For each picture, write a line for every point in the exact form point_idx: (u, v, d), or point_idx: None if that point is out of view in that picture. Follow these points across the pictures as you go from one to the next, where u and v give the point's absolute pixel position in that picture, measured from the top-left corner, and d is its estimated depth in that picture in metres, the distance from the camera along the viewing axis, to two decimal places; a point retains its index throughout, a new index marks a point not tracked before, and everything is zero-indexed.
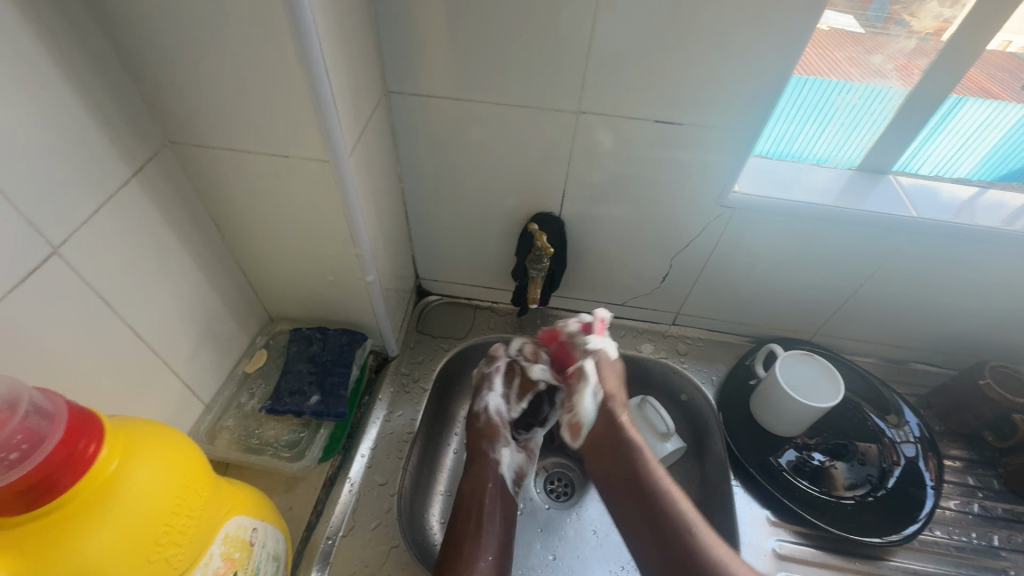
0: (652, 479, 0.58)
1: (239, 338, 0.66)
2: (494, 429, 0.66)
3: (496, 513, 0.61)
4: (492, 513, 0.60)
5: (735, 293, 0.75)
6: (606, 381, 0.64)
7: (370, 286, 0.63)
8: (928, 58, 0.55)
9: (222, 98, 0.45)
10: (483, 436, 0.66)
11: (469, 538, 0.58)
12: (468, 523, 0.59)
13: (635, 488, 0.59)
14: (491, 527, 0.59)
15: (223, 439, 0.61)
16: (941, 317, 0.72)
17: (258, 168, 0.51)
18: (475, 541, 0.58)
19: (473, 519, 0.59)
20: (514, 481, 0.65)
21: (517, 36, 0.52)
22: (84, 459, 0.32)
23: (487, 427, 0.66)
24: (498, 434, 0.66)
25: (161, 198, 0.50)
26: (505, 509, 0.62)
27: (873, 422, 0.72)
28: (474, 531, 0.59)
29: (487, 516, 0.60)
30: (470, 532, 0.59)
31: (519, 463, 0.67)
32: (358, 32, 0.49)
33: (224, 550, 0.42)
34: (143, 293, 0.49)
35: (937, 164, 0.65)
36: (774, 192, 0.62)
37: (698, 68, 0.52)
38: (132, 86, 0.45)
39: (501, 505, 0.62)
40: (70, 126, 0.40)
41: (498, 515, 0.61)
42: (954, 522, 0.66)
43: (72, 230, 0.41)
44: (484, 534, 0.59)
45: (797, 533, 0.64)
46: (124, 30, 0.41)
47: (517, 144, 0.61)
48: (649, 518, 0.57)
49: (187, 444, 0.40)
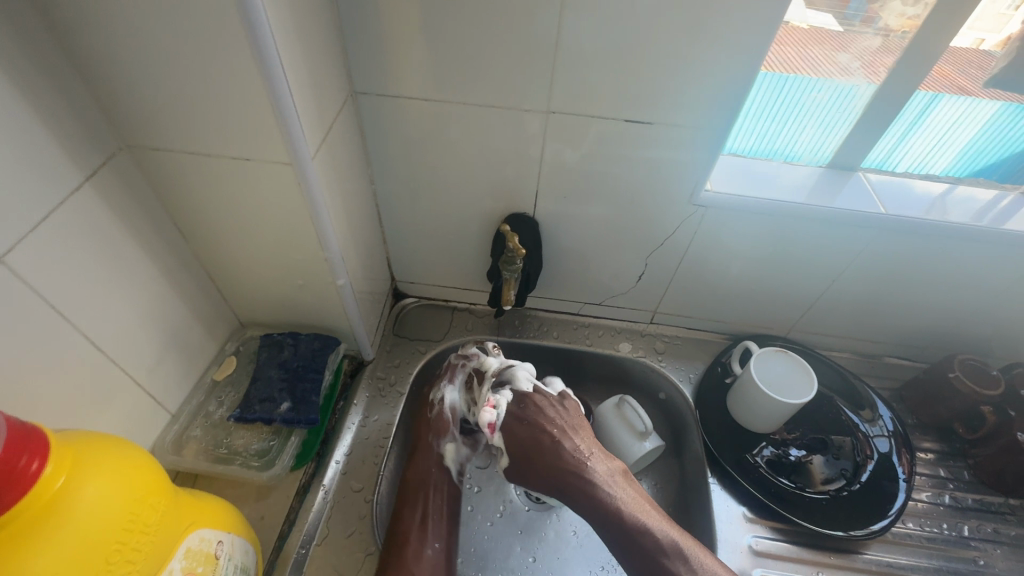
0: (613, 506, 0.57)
1: (207, 345, 0.64)
2: (442, 425, 0.64)
3: (441, 504, 0.60)
4: (440, 508, 0.60)
5: (709, 291, 0.75)
6: (519, 428, 0.62)
7: (342, 290, 0.62)
8: (893, 56, 0.55)
9: (177, 98, 0.43)
10: (431, 428, 0.64)
11: (416, 531, 0.57)
12: (414, 512, 0.59)
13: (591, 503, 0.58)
14: (437, 518, 0.59)
15: (191, 450, 0.60)
16: (912, 312, 0.73)
17: (218, 172, 0.49)
18: (423, 532, 0.58)
19: (418, 509, 0.59)
20: (458, 473, 0.64)
21: (483, 33, 0.51)
22: (26, 476, 0.31)
23: (436, 419, 0.64)
24: (446, 429, 0.64)
25: (117, 202, 0.48)
26: (451, 503, 0.61)
27: (847, 417, 0.73)
28: (420, 521, 0.58)
29: (433, 510, 0.59)
30: (415, 522, 0.58)
31: (464, 457, 0.65)
32: (318, 30, 0.47)
33: (185, 565, 0.41)
34: (99, 302, 0.48)
35: (914, 161, 0.65)
36: (745, 190, 0.63)
37: (665, 66, 0.52)
38: (81, 87, 0.43)
39: (446, 496, 0.61)
40: (12, 127, 0.38)
41: (445, 509, 0.60)
42: (926, 514, 0.67)
43: (18, 238, 0.39)
44: (432, 523, 0.58)
45: (773, 529, 0.65)
46: (72, 30, 0.40)
47: (488, 144, 0.61)
48: (609, 524, 0.56)
49: (142, 458, 0.39)
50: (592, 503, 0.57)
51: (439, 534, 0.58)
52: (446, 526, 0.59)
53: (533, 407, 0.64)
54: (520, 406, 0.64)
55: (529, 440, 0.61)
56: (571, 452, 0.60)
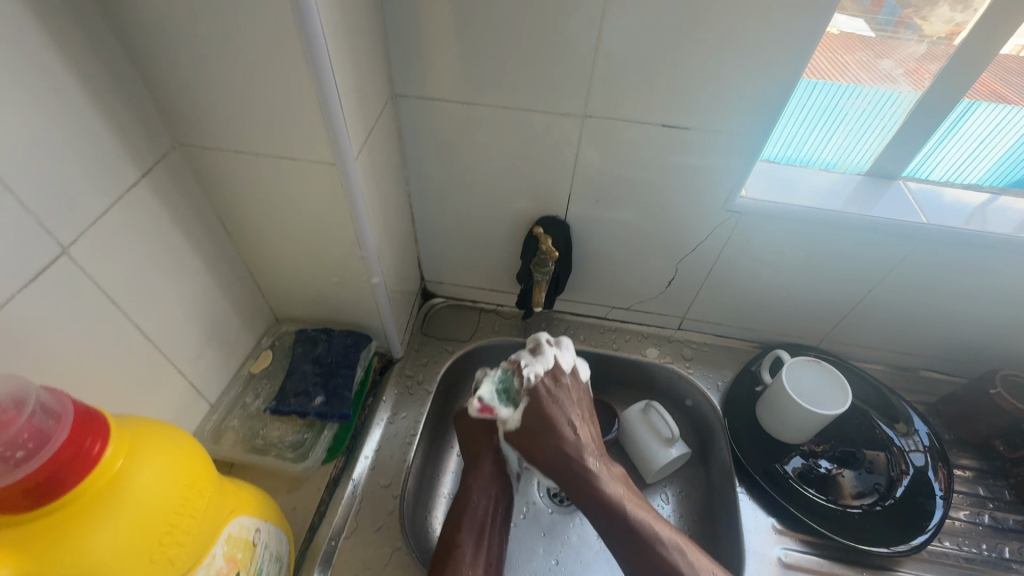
0: (622, 505, 0.56)
1: (245, 338, 0.66)
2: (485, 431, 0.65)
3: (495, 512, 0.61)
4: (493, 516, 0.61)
5: (742, 298, 0.74)
6: (550, 406, 0.60)
7: (376, 288, 0.63)
8: (938, 62, 0.54)
9: (230, 100, 0.45)
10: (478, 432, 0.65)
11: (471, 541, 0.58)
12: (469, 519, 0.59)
13: (595, 503, 0.57)
14: (490, 538, 0.59)
15: (228, 440, 0.62)
16: (952, 325, 0.72)
17: (265, 171, 0.51)
18: (479, 542, 0.58)
19: (475, 517, 0.60)
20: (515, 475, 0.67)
21: (522, 37, 0.52)
22: (89, 457, 0.32)
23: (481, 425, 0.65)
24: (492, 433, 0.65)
25: (169, 198, 0.50)
26: (501, 521, 0.62)
27: (881, 430, 0.71)
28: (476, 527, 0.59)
29: (488, 529, 0.60)
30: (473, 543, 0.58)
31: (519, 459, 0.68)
32: (365, 34, 0.49)
33: (227, 550, 0.42)
34: (150, 294, 0.49)
35: (948, 169, 0.63)
36: (779, 195, 0.62)
37: (702, 73, 0.52)
38: (140, 86, 0.45)
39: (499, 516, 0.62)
40: (78, 126, 0.40)
41: (495, 526, 0.61)
42: (964, 533, 0.65)
43: (81, 231, 0.42)
44: (486, 544, 0.59)
45: (803, 541, 0.64)
46: (136, 34, 0.42)
47: (523, 148, 0.61)
48: (613, 519, 0.56)
49: (192, 444, 0.40)
50: (593, 495, 0.57)
51: (489, 559, 0.58)
52: (495, 551, 0.59)
53: (565, 392, 0.62)
54: (558, 380, 0.62)
55: (555, 420, 0.59)
56: (583, 442, 0.59)
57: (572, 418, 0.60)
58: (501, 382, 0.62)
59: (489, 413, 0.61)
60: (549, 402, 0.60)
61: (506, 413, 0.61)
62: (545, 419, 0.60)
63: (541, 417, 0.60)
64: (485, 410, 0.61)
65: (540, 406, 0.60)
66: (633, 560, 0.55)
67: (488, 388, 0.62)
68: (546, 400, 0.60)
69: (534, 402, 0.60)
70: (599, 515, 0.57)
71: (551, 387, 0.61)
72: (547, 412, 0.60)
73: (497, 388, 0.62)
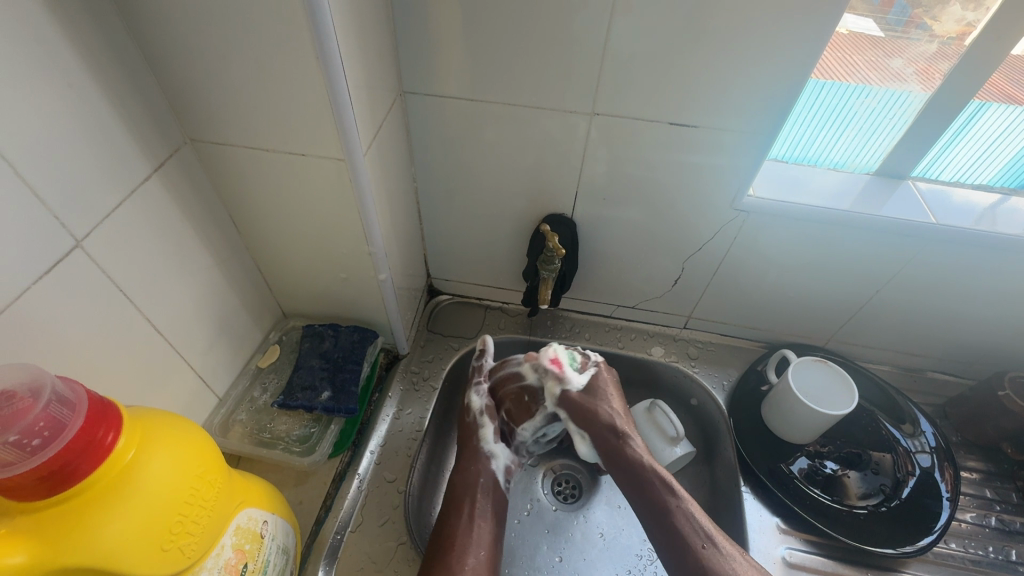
0: (661, 479, 0.58)
1: (253, 333, 0.66)
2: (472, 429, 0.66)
3: (487, 507, 0.61)
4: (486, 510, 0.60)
5: (748, 298, 0.74)
6: (599, 386, 0.66)
7: (383, 284, 0.63)
8: (950, 61, 0.54)
9: (241, 96, 0.46)
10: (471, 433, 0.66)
11: (464, 533, 0.58)
12: (461, 514, 0.59)
13: (633, 477, 0.59)
14: (483, 520, 0.59)
15: (236, 433, 0.62)
16: (961, 326, 0.71)
17: (274, 167, 0.51)
18: (470, 534, 0.58)
19: (466, 510, 0.59)
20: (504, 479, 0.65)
21: (531, 35, 0.52)
22: (103, 447, 0.33)
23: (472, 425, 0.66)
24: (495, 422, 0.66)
25: (179, 193, 0.51)
26: (498, 507, 0.62)
27: (887, 431, 0.71)
28: (468, 521, 0.59)
29: (479, 512, 0.60)
30: (461, 526, 0.58)
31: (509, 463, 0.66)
32: (374, 31, 0.49)
33: (235, 541, 0.43)
34: (160, 288, 0.50)
35: (957, 170, 0.63)
36: (788, 194, 0.62)
37: (711, 71, 0.52)
38: (152, 82, 0.46)
39: (494, 500, 0.62)
40: (92, 121, 0.41)
41: (491, 512, 0.61)
42: (971, 535, 0.65)
43: (94, 225, 0.42)
44: (478, 526, 0.58)
45: (808, 541, 0.64)
46: (149, 30, 0.42)
47: (530, 146, 0.61)
48: (649, 492, 0.58)
49: (202, 436, 0.41)
50: (632, 467, 0.60)
51: (483, 541, 0.58)
52: (490, 535, 0.59)
53: (610, 380, 0.68)
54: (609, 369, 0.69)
55: (605, 397, 0.65)
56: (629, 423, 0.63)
57: (620, 401, 0.66)
58: (574, 355, 0.69)
59: (557, 367, 0.66)
60: (603, 383, 0.66)
61: (575, 374, 0.66)
62: (603, 395, 0.65)
63: (593, 392, 0.65)
64: (558, 364, 0.66)
65: (597, 383, 0.66)
66: (667, 533, 0.55)
67: (564, 351, 0.68)
68: (601, 380, 0.67)
69: (592, 377, 0.67)
70: (635, 488, 0.59)
71: (608, 374, 0.68)
72: (600, 389, 0.65)
73: (569, 355, 0.68)
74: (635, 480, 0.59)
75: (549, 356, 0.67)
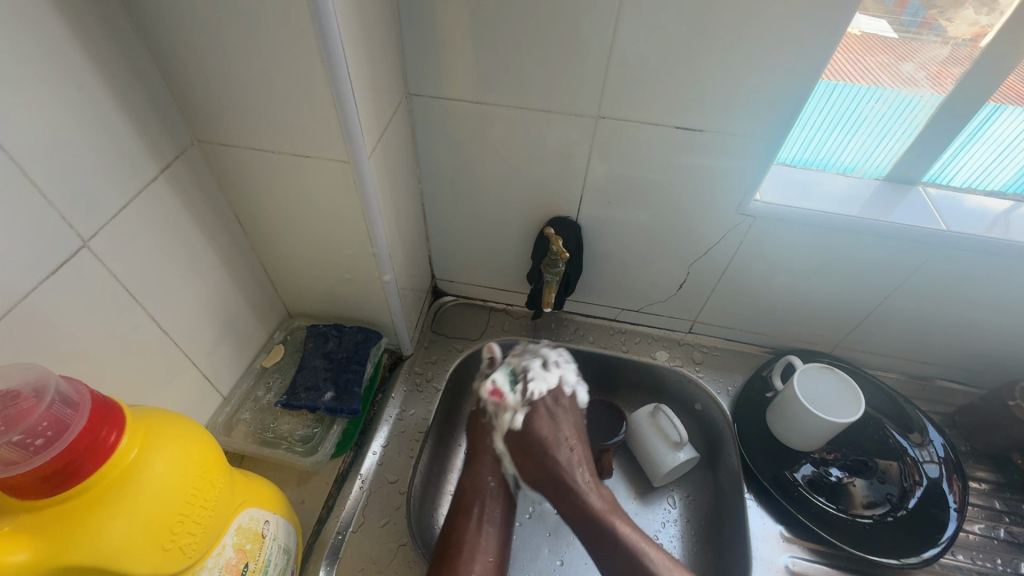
0: (607, 520, 0.57)
1: (258, 333, 0.67)
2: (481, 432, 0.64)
3: (495, 513, 0.60)
4: (494, 514, 0.60)
5: (754, 303, 0.74)
6: (541, 421, 0.62)
7: (387, 286, 0.63)
8: (961, 66, 0.53)
9: (247, 98, 0.46)
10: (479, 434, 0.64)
11: (471, 539, 0.58)
12: (467, 520, 0.59)
13: (580, 517, 0.58)
14: (491, 527, 0.59)
15: (239, 432, 0.63)
16: (971, 335, 0.70)
17: (280, 169, 0.52)
18: (478, 539, 0.58)
19: (473, 517, 0.59)
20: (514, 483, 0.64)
21: (536, 38, 0.52)
22: (105, 447, 0.33)
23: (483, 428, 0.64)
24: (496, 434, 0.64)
25: (186, 194, 0.51)
26: (506, 509, 0.62)
27: (895, 440, 0.70)
28: (474, 527, 0.59)
29: (488, 517, 0.60)
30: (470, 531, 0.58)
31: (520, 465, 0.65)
32: (380, 33, 0.49)
33: (236, 540, 0.43)
34: (166, 288, 0.50)
35: (970, 174, 0.62)
36: (795, 200, 0.61)
37: (718, 74, 0.51)
38: (160, 84, 0.46)
39: (501, 506, 0.61)
40: (100, 123, 0.41)
41: (500, 515, 0.61)
42: (978, 547, 0.64)
43: (101, 225, 0.42)
44: (487, 535, 0.59)
45: (812, 550, 0.63)
46: (158, 32, 0.42)
47: (535, 149, 0.61)
48: (595, 533, 0.57)
49: (204, 436, 0.41)
50: (578, 509, 0.59)
51: (490, 547, 0.58)
52: (498, 540, 0.59)
53: (560, 410, 0.64)
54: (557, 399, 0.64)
55: (546, 435, 0.61)
56: (575, 458, 0.61)
57: (565, 429, 0.62)
58: (513, 374, 0.64)
59: (496, 398, 0.63)
60: (544, 417, 0.62)
61: (513, 401, 0.62)
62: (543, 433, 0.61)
63: (533, 431, 0.61)
64: (496, 395, 0.63)
65: (536, 419, 0.62)
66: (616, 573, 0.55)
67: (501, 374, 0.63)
68: (542, 413, 0.63)
69: (533, 411, 0.62)
70: (583, 529, 0.58)
71: (551, 405, 0.63)
72: (539, 426, 0.62)
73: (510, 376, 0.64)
74: (581, 519, 0.58)
75: (488, 388, 0.63)
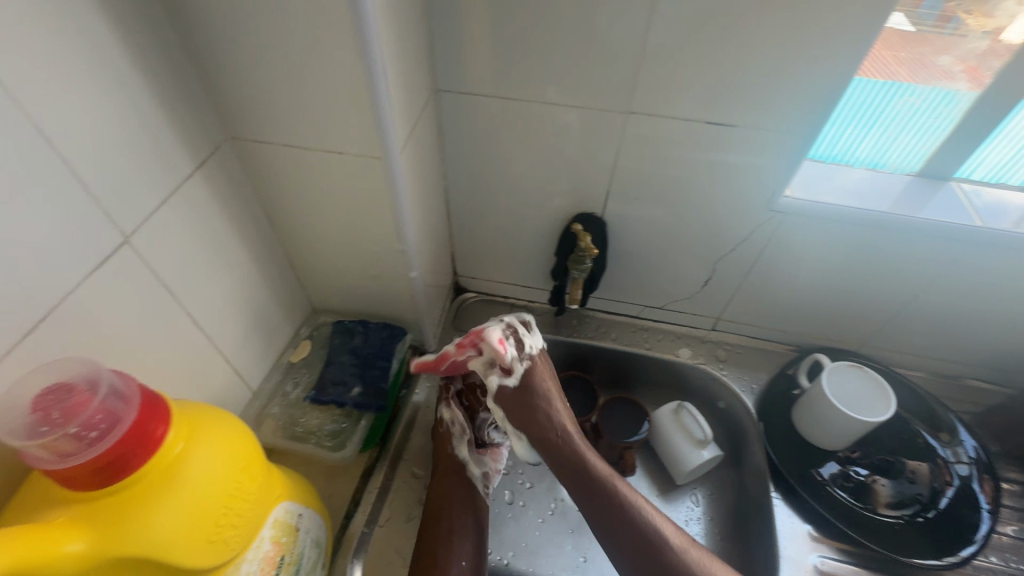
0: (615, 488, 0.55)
1: (285, 329, 0.67)
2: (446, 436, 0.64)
3: (467, 520, 0.60)
4: (465, 519, 0.59)
5: (780, 300, 0.73)
6: (541, 384, 0.60)
7: (414, 282, 0.64)
8: (1001, 59, 0.52)
9: (281, 94, 0.46)
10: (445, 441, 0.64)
11: (445, 545, 0.57)
12: (442, 526, 0.59)
13: (584, 483, 0.56)
14: (464, 533, 0.59)
15: (268, 426, 0.63)
16: (1004, 333, 0.69)
17: (311, 165, 0.52)
18: (450, 549, 0.57)
19: (445, 524, 0.59)
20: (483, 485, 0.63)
21: (568, 33, 0.51)
22: (153, 440, 0.34)
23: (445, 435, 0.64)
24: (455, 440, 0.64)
25: (219, 190, 0.51)
26: (478, 515, 0.61)
27: (924, 440, 0.68)
28: (447, 535, 0.58)
29: (460, 525, 0.59)
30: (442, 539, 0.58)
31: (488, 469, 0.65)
32: (412, 29, 0.49)
33: (273, 533, 0.44)
34: (200, 284, 0.51)
35: (991, 168, 0.61)
36: (826, 195, 0.60)
37: (751, 68, 0.51)
38: (196, 82, 0.46)
39: (473, 514, 0.60)
40: (140, 120, 0.41)
41: (474, 522, 0.60)
42: (1013, 549, 0.62)
43: (140, 221, 0.43)
44: (460, 542, 0.58)
45: (841, 550, 0.62)
46: (196, 29, 0.43)
47: (563, 145, 0.61)
48: (599, 502, 0.54)
49: (243, 430, 0.42)
50: (583, 474, 0.56)
51: (465, 552, 0.58)
52: (473, 543, 0.59)
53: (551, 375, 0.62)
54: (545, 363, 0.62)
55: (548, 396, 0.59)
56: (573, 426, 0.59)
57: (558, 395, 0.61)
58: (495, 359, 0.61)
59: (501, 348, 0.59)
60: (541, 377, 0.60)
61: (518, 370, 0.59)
62: (543, 389, 0.59)
63: (532, 391, 0.59)
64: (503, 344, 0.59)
65: (534, 378, 0.60)
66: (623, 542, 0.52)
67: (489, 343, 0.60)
68: (539, 373, 0.60)
69: (528, 372, 0.60)
70: (586, 498, 0.55)
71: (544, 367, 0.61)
72: (538, 386, 0.59)
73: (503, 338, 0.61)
74: (583, 487, 0.55)
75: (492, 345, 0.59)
